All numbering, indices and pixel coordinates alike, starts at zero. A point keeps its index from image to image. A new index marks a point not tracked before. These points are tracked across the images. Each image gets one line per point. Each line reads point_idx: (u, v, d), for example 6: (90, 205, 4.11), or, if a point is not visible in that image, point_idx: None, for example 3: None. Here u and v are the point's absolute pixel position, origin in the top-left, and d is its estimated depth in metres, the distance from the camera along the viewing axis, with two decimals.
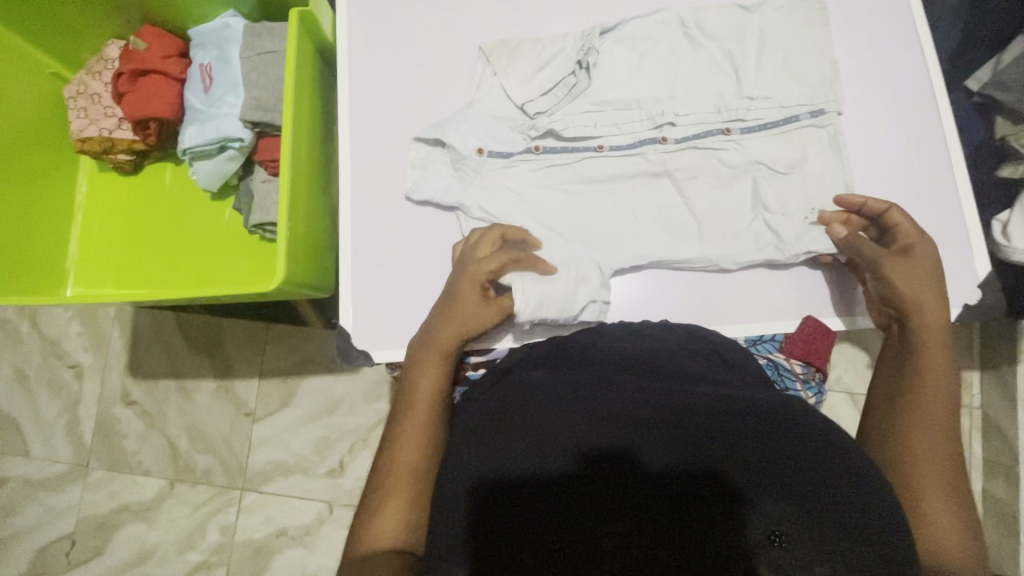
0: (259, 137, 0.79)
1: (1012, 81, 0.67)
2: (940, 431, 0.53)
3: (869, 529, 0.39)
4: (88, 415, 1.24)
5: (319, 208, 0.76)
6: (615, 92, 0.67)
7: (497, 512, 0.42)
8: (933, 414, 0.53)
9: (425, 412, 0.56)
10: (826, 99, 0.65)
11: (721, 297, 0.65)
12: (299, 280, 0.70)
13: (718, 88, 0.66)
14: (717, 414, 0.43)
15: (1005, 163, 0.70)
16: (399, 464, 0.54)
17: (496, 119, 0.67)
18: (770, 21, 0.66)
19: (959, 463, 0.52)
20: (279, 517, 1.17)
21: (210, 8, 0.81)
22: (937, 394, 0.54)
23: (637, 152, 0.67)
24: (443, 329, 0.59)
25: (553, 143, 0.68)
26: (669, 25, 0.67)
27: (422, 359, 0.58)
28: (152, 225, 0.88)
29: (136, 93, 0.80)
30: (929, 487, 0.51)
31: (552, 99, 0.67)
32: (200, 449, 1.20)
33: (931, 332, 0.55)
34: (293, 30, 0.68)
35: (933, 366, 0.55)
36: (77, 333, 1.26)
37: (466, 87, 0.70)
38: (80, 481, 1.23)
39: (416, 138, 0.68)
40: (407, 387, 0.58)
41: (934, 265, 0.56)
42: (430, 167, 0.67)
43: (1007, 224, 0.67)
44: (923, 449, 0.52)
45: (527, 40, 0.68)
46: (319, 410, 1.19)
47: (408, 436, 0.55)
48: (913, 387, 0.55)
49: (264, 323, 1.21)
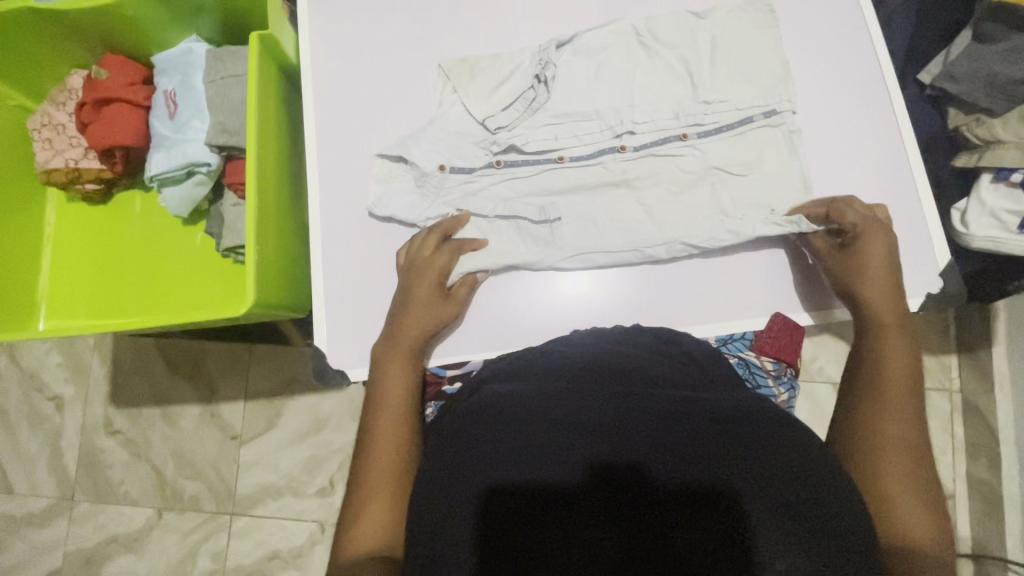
0: (227, 160, 0.79)
1: (961, 73, 0.67)
2: (904, 420, 0.54)
3: (855, 536, 0.41)
4: (70, 447, 1.22)
5: (289, 229, 0.76)
6: (574, 104, 0.68)
7: (503, 517, 0.42)
8: (895, 404, 0.55)
9: (395, 435, 0.57)
10: (779, 99, 0.66)
11: (689, 298, 0.65)
12: (270, 301, 0.70)
13: (674, 93, 0.68)
14: (700, 416, 0.44)
15: (959, 153, 0.72)
16: (377, 469, 0.56)
17: (454, 134, 0.68)
18: (722, 23, 0.67)
19: (924, 452, 0.54)
20: (270, 540, 1.16)
21: (172, 33, 0.81)
22: (900, 383, 0.56)
23: (597, 161, 0.68)
24: (406, 327, 0.62)
25: (515, 157, 0.68)
26: (624, 34, 0.68)
27: (384, 392, 0.59)
28: (124, 253, 0.87)
29: (100, 122, 0.79)
30: (895, 475, 0.52)
31: (513, 113, 0.67)
32: (187, 476, 1.19)
33: (892, 325, 0.58)
34: (253, 53, 0.68)
35: (894, 360, 0.57)
36: (56, 365, 1.24)
37: (428, 104, 0.70)
38: (65, 516, 1.20)
39: (378, 155, 0.68)
40: (378, 387, 0.60)
41: (883, 257, 0.59)
42: (392, 184, 0.67)
43: (965, 213, 0.69)
44: (884, 436, 0.54)
45: (486, 56, 0.69)
46: (307, 429, 1.18)
47: (383, 438, 0.57)
48: (880, 377, 0.57)
49: (246, 344, 1.21)
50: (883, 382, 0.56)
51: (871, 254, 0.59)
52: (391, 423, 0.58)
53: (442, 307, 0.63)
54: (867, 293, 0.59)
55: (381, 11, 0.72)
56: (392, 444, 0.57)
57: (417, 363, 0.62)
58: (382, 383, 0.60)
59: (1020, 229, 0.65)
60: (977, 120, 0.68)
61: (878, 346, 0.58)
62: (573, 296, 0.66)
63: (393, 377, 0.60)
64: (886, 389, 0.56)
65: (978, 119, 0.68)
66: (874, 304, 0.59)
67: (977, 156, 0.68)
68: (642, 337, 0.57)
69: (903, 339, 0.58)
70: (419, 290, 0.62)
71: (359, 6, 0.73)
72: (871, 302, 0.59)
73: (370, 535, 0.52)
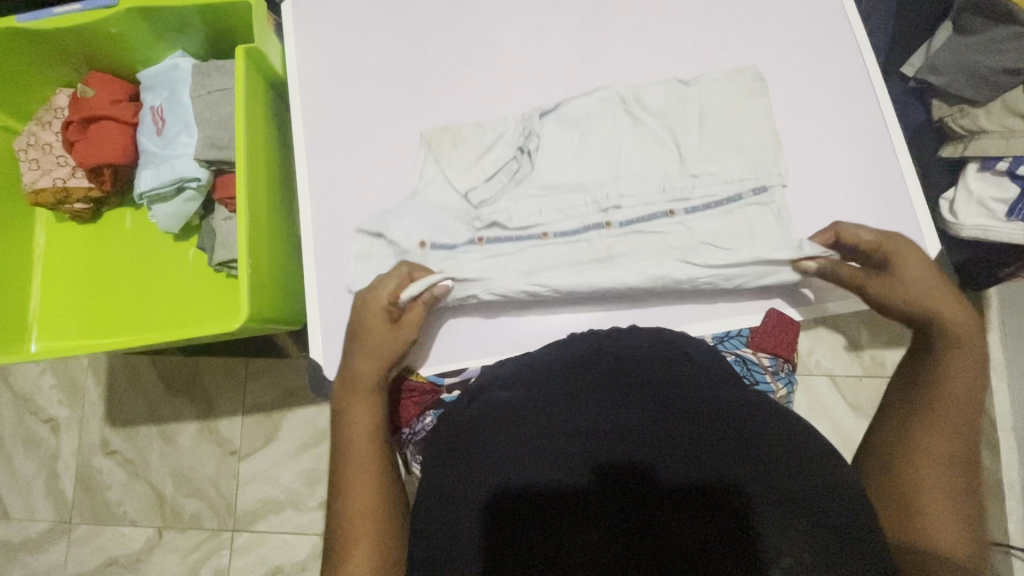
0: (217, 175, 0.78)
1: (943, 65, 0.69)
2: (954, 443, 0.53)
3: (860, 533, 0.41)
4: (67, 469, 1.21)
5: (281, 242, 0.76)
6: (559, 175, 0.66)
7: (509, 522, 0.42)
8: (950, 421, 0.54)
9: (370, 475, 0.56)
10: (770, 175, 0.64)
11: (682, 297, 0.65)
12: (265, 314, 0.70)
13: (664, 165, 0.65)
14: (702, 413, 0.44)
15: (945, 144, 0.72)
16: (354, 513, 0.54)
17: (433, 210, 0.66)
18: (706, 89, 0.66)
19: (968, 479, 0.53)
20: (272, 555, 1.14)
21: (157, 50, 0.81)
22: (959, 408, 0.54)
23: (581, 238, 0.65)
24: (363, 363, 0.60)
25: (498, 233, 0.66)
26: (610, 102, 0.67)
27: (351, 433, 0.58)
28: (116, 271, 0.86)
29: (88, 142, 0.79)
30: (935, 497, 0.51)
31: (496, 184, 0.67)
32: (187, 494, 1.18)
33: (963, 345, 0.55)
34: (241, 66, 0.68)
35: (956, 381, 0.55)
36: (50, 387, 1.23)
37: (408, 178, 0.69)
38: (63, 540, 1.19)
39: (358, 229, 0.66)
40: (344, 427, 0.59)
41: (923, 267, 0.57)
42: (372, 260, 0.66)
43: (953, 202, 0.70)
44: (931, 456, 0.53)
45: (468, 131, 0.68)
46: (306, 442, 1.18)
47: (357, 480, 0.56)
48: (934, 399, 0.55)
49: (243, 358, 1.20)
50: (935, 403, 0.55)
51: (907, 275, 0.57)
52: (360, 464, 0.56)
53: (396, 342, 0.61)
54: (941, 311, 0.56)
55: (366, 21, 0.73)
56: (368, 484, 0.56)
57: (378, 398, 0.60)
58: (347, 421, 0.58)
59: (1008, 216, 0.65)
60: (961, 110, 0.69)
61: (944, 366, 0.55)
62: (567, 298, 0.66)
63: (360, 413, 0.59)
64: (936, 404, 0.55)
65: (962, 110, 0.69)
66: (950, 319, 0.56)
67: (963, 146, 0.69)
68: (647, 336, 0.57)
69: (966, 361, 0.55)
70: (370, 326, 0.60)
71: (344, 19, 0.73)
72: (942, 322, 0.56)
73: None
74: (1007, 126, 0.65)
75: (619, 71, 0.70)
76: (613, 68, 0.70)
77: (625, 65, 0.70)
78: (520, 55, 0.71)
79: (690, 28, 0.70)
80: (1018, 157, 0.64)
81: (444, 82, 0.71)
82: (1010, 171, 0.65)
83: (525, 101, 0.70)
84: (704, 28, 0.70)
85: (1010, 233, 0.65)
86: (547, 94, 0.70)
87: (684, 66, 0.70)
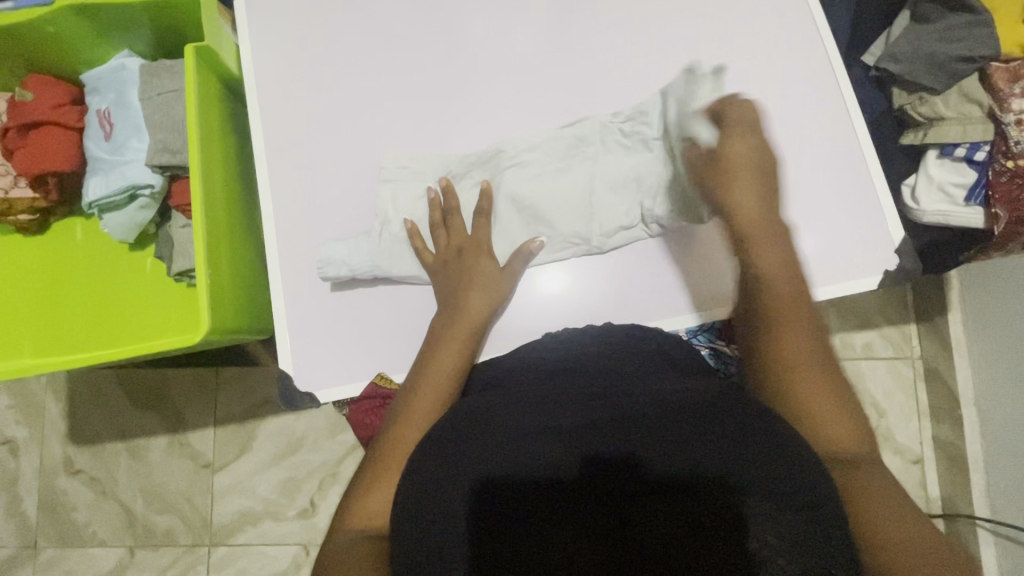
0: (172, 181, 0.75)
1: (901, 53, 0.69)
2: (800, 322, 0.54)
3: (835, 526, 0.40)
4: (29, 492, 1.15)
5: (242, 248, 0.73)
6: (530, 183, 0.65)
7: (493, 515, 0.41)
8: (779, 287, 0.55)
9: (429, 406, 0.55)
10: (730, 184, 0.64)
11: (652, 290, 0.64)
12: (228, 325, 0.67)
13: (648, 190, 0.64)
14: (696, 410, 0.44)
15: (906, 130, 0.73)
16: (404, 441, 0.53)
17: (398, 250, 0.64)
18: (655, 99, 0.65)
19: (827, 359, 0.53)
20: (252, 568, 1.11)
21: (101, 49, 0.76)
22: (780, 273, 0.55)
23: (544, 231, 0.65)
24: (471, 298, 0.60)
25: (503, 247, 0.65)
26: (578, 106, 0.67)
27: (435, 364, 0.58)
28: (69, 284, 0.82)
29: (30, 149, 0.76)
30: (804, 380, 0.52)
31: (470, 183, 0.67)
32: (159, 510, 1.13)
33: (761, 235, 0.56)
34: (190, 66, 0.65)
35: (767, 258, 0.56)
36: (6, 407, 1.17)
37: (361, 188, 0.67)
38: (28, 565, 1.13)
39: (328, 271, 0.63)
40: (429, 355, 0.58)
41: (751, 154, 0.57)
42: (357, 264, 0.63)
43: (915, 188, 0.72)
44: (784, 338, 0.53)
45: (422, 149, 0.68)
46: (283, 450, 1.14)
47: (417, 411, 0.55)
48: (761, 274, 0.56)
49: (211, 367, 1.16)
50: (766, 276, 0.56)
51: (731, 159, 0.57)
52: (431, 396, 0.56)
53: (501, 283, 0.62)
54: (756, 241, 0.56)
55: (322, 13, 0.70)
56: (422, 419, 0.54)
57: (471, 350, 0.59)
58: (435, 351, 0.58)
59: (968, 201, 0.68)
60: (920, 98, 0.70)
61: (756, 254, 0.56)
62: (543, 300, 0.65)
63: (449, 349, 0.58)
64: (805, 399, 0.51)
65: (921, 97, 0.70)
66: (767, 276, 0.55)
67: (922, 134, 0.70)
68: (623, 338, 0.58)
69: (779, 258, 0.56)
70: (475, 262, 0.62)
71: (300, 11, 0.70)
72: (767, 284, 0.55)
73: (372, 513, 0.50)
74: (964, 112, 0.67)
75: (585, 64, 0.69)
76: (580, 59, 0.69)
77: (593, 56, 0.69)
78: (485, 47, 0.69)
79: (655, 18, 0.69)
80: (974, 143, 0.67)
81: (408, 77, 0.69)
82: (968, 157, 0.68)
83: (493, 94, 0.69)
84: (669, 18, 0.69)
85: (967, 217, 0.69)
86: (514, 87, 0.69)
87: (650, 57, 0.69)
